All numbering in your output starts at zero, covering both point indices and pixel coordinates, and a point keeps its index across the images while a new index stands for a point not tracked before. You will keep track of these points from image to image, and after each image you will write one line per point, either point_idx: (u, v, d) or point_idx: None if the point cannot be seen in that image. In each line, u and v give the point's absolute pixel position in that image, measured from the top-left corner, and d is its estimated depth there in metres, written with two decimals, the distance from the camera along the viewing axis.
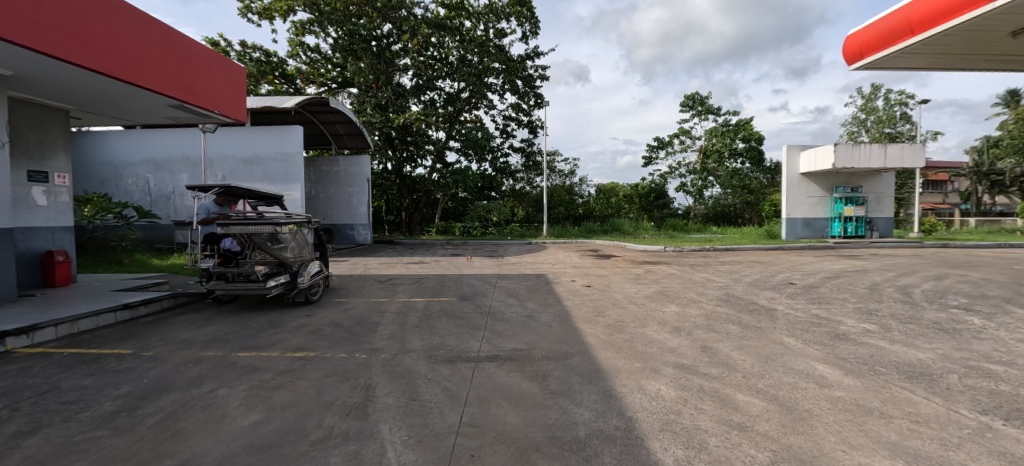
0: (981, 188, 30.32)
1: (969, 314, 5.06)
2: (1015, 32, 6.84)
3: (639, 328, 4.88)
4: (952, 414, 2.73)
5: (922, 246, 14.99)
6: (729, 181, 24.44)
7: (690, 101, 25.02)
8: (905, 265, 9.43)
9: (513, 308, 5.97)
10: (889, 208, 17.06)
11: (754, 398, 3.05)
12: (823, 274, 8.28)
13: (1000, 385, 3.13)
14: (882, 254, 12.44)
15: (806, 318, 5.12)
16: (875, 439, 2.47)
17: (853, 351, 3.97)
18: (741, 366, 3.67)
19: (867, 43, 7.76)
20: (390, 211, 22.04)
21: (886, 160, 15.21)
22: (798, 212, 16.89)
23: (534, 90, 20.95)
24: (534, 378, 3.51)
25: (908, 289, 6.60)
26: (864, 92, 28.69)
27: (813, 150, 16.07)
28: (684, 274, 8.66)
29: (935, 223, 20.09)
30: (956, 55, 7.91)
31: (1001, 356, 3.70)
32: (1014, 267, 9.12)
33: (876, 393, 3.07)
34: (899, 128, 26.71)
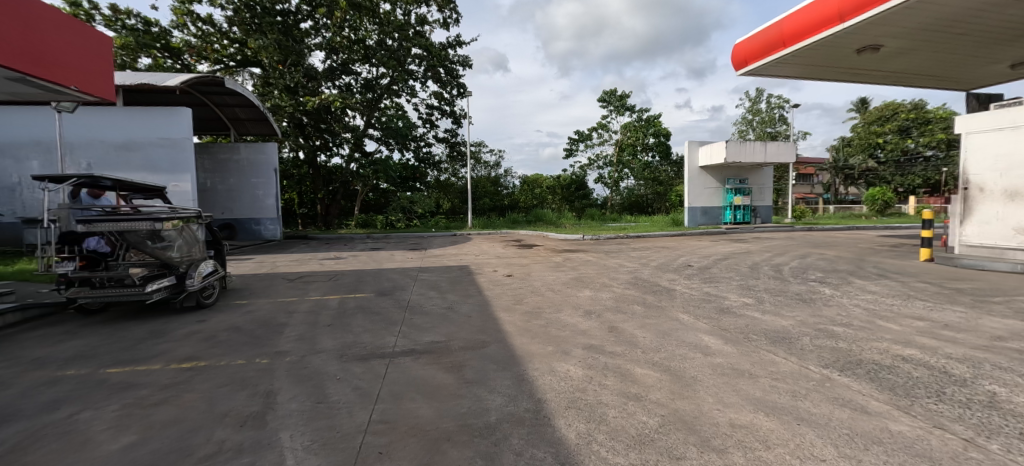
0: (838, 180, 36.54)
1: (822, 286, 6.06)
2: (859, 49, 8.18)
3: (553, 313, 5.12)
4: (802, 370, 3.26)
5: (793, 230, 17.54)
6: (642, 173, 26.50)
7: (608, 96, 26.55)
8: (780, 247, 10.97)
9: (433, 300, 5.91)
10: (769, 198, 19.62)
11: (650, 370, 3.36)
12: (715, 256, 9.34)
13: (838, 343, 3.82)
14: (763, 238, 14.34)
15: (698, 295, 5.76)
16: (744, 396, 2.86)
17: (733, 322, 4.54)
18: (641, 342, 4.02)
19: (751, 52, 8.78)
20: (303, 204, 20.71)
21: (767, 155, 17.49)
22: (698, 202, 18.81)
23: (457, 80, 20.65)
24: (450, 369, 3.51)
25: (779, 267, 7.70)
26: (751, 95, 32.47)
27: (709, 146, 17.97)
28: (598, 261, 9.18)
29: (804, 210, 23.57)
30: (816, 67, 9.26)
31: (842, 319, 4.49)
32: (857, 245, 11.09)
33: (747, 357, 3.56)
34: (778, 128, 30.82)
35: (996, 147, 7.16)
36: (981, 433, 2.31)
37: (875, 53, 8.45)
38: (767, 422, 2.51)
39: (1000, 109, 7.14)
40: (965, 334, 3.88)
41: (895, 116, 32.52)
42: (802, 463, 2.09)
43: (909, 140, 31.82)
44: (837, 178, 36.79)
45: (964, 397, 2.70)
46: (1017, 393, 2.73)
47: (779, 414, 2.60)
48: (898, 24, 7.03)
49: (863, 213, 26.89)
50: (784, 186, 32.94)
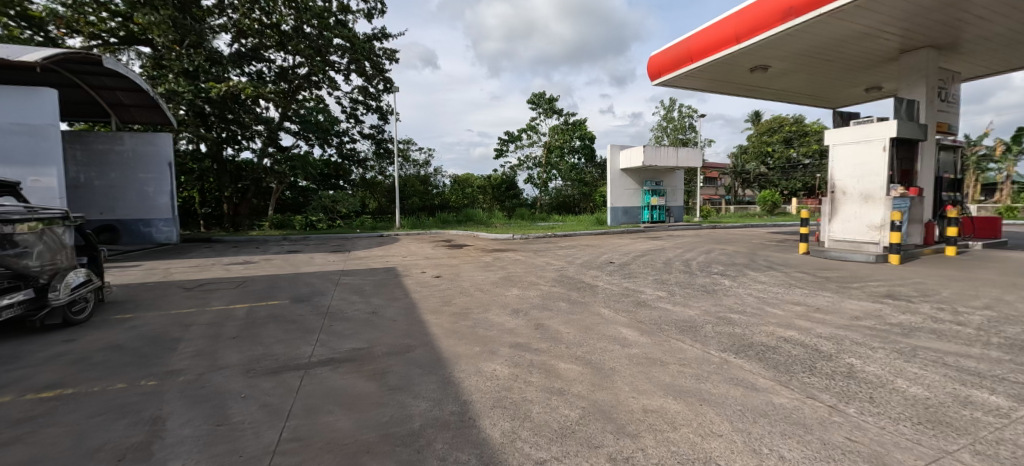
0: (737, 184, 41.25)
1: (722, 278, 6.81)
2: (752, 68, 9.29)
3: (482, 313, 5.14)
4: (704, 355, 3.63)
5: (700, 228, 19.49)
6: (569, 174, 27.71)
7: (537, 98, 27.34)
8: (688, 243, 12.12)
9: (356, 305, 5.62)
10: (681, 199, 21.43)
11: (573, 364, 3.52)
12: (634, 253, 10.06)
13: (734, 328, 4.31)
14: (675, 235, 15.75)
15: (618, 290, 6.15)
16: (655, 382, 3.12)
17: (648, 314, 4.92)
18: (565, 338, 4.20)
19: (664, 65, 9.58)
20: (206, 203, 18.57)
21: (679, 160, 19.20)
22: (619, 202, 20.12)
23: (383, 74, 19.87)
24: (373, 376, 3.37)
25: (687, 262, 8.50)
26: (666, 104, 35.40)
27: (629, 150, 19.31)
28: (527, 260, 9.39)
29: (709, 210, 26.31)
30: (718, 82, 10.35)
31: (737, 307, 5.08)
32: (750, 241, 12.64)
33: (658, 346, 3.88)
34: (688, 136, 33.99)
35: (855, 157, 8.53)
36: (840, 399, 2.75)
37: (765, 72, 9.65)
38: (673, 405, 2.76)
39: (858, 125, 8.51)
40: (830, 315, 4.60)
41: (781, 128, 37.50)
42: (704, 440, 2.33)
43: (791, 149, 36.92)
44: (736, 181, 41.49)
45: (828, 370, 3.20)
46: (867, 363, 3.29)
47: (683, 396, 2.86)
48: (782, 48, 8.12)
49: (756, 212, 30.67)
50: (693, 188, 36.48)
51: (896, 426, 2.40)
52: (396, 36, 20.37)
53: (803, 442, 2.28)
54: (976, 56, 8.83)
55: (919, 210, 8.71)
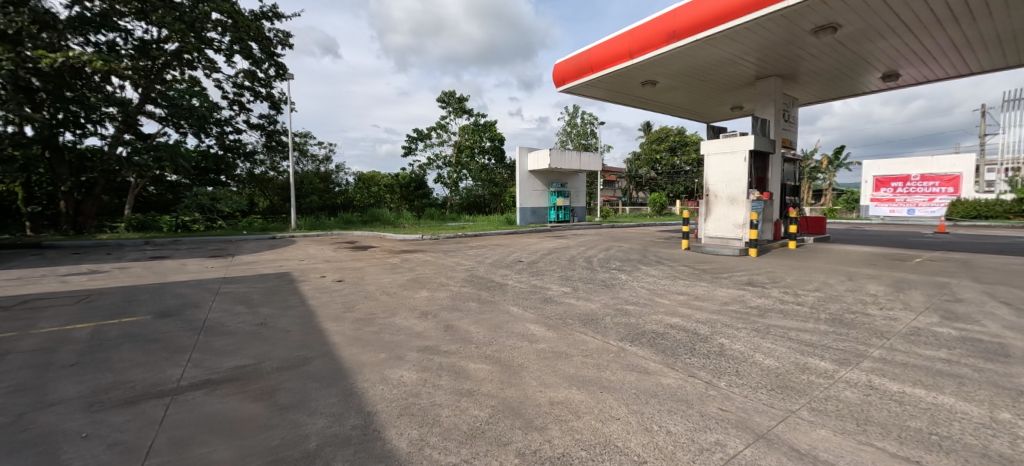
0: (632, 187, 45.64)
1: (619, 272, 7.43)
2: (643, 82, 10.30)
3: (389, 318, 4.86)
4: (603, 345, 3.89)
5: (600, 227, 21.15)
6: (479, 174, 27.91)
7: (447, 97, 27.01)
8: (590, 241, 13.05)
9: (239, 316, 4.90)
10: (583, 200, 23.02)
11: (482, 364, 3.49)
12: (541, 251, 10.48)
13: (628, 319, 4.71)
14: (579, 234, 16.83)
15: (526, 288, 6.33)
16: (560, 375, 3.24)
17: (554, 309, 5.13)
18: (475, 337, 4.16)
19: (567, 73, 10.13)
20: (32, 201, 14.63)
21: (581, 164, 20.57)
22: (528, 202, 20.87)
23: (274, 59, 17.89)
24: (259, 396, 2.94)
25: (589, 259, 9.12)
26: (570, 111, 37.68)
27: (536, 152, 20.15)
28: (437, 261, 9.19)
29: (608, 210, 28.69)
30: (615, 92, 11.29)
31: (631, 299, 5.57)
32: (641, 239, 14.07)
33: (563, 340, 4.06)
34: (590, 141, 36.61)
35: (724, 166, 9.98)
36: (714, 375, 3.15)
37: (654, 87, 10.76)
38: (577, 394, 2.89)
39: (726, 138, 9.95)
40: (705, 302, 5.30)
41: (666, 138, 42.40)
42: (604, 425, 2.47)
43: (675, 158, 42.00)
44: (631, 185, 45.82)
45: (704, 350, 3.66)
46: (733, 342, 3.84)
47: (585, 386, 3.02)
48: (667, 66, 9.16)
49: (648, 213, 34.29)
50: (594, 190, 39.44)
51: (755, 393, 2.83)
52: (290, 18, 18.47)
53: (686, 416, 2.55)
54: (806, 87, 10.97)
55: (768, 211, 10.55)
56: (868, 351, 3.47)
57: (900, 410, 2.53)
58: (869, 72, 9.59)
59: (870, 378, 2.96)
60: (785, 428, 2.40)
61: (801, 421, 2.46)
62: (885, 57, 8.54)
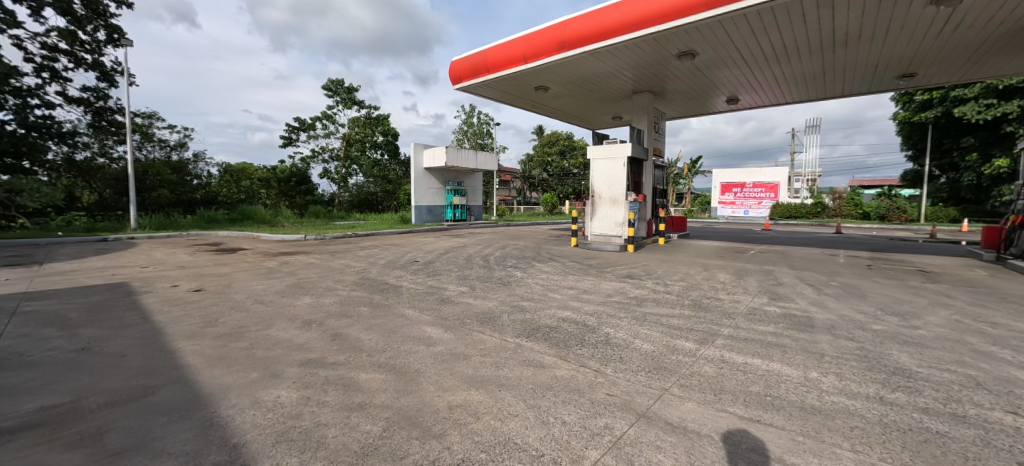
0: (525, 187, 47.95)
1: (515, 270, 7.62)
2: (537, 87, 10.74)
3: (261, 331, 4.16)
4: (502, 343, 3.89)
5: (496, 225, 21.63)
6: (371, 170, 26.34)
7: (333, 85, 24.89)
8: (487, 240, 13.20)
9: (39, 342, 3.69)
10: (479, 199, 23.23)
11: (376, 373, 3.19)
12: (438, 251, 10.23)
13: (525, 315, 4.81)
14: (476, 232, 16.93)
15: (423, 289, 6.07)
16: (459, 377, 3.13)
17: (452, 310, 5.00)
18: (366, 345, 3.80)
19: (463, 71, 9.99)
20: None
21: (478, 163, 20.79)
22: (423, 200, 20.34)
23: (106, 20, 14.51)
24: (68, 444, 2.20)
25: (486, 257, 9.19)
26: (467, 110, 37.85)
27: (432, 149, 19.72)
28: (322, 263, 8.28)
29: (503, 210, 29.61)
30: (510, 95, 11.54)
31: (527, 295, 5.74)
32: (535, 237, 14.74)
33: (462, 340, 3.95)
34: (486, 141, 37.20)
35: (606, 171, 10.96)
36: (601, 363, 3.37)
37: (546, 92, 11.30)
38: (478, 396, 2.80)
39: (609, 144, 10.93)
40: (592, 295, 5.72)
41: (556, 142, 45.44)
42: (503, 423, 2.44)
43: (564, 161, 45.19)
44: (526, 185, 48.13)
45: (592, 340, 3.91)
46: (617, 330, 4.20)
47: (486, 386, 2.96)
48: (558, 74, 9.69)
49: (541, 212, 36.17)
50: (490, 189, 40.22)
51: (636, 376, 3.10)
52: None
53: (579, 405, 2.67)
54: (670, 104, 12.69)
55: (641, 212, 11.93)
56: (720, 330, 4.11)
57: (744, 378, 3.02)
58: (716, 96, 11.51)
59: (722, 354, 3.49)
60: (661, 404, 2.67)
61: (673, 396, 2.76)
62: (728, 83, 10.34)
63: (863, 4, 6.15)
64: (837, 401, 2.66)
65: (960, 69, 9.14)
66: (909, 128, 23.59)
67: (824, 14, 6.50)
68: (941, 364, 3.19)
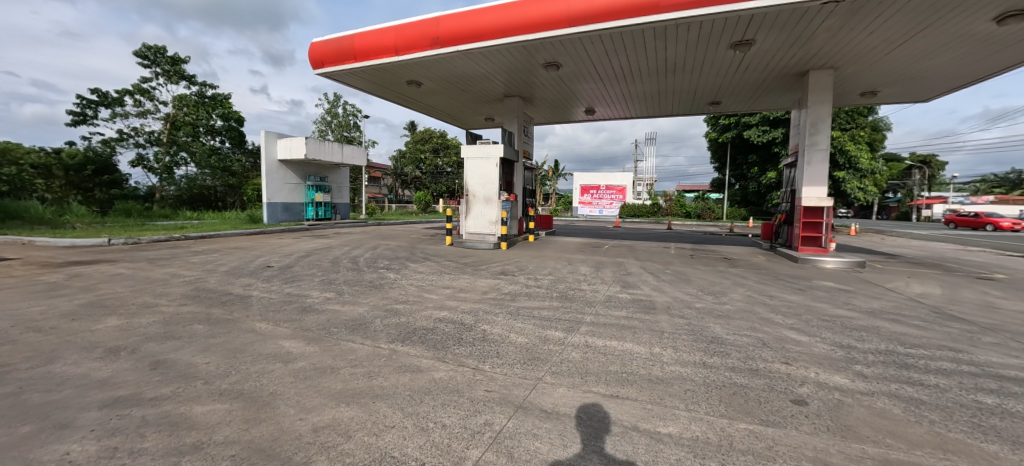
0: (398, 185, 46.31)
1: (388, 271, 7.19)
2: (410, 81, 10.30)
3: (31, 369, 3.03)
4: (375, 350, 3.61)
5: (366, 225, 20.20)
6: (206, 160, 21.74)
7: (149, 51, 20.06)
8: (356, 240, 12.19)
9: None
10: (347, 196, 21.45)
11: (216, 404, 2.61)
12: (298, 253, 9.00)
13: (400, 318, 4.56)
14: (343, 232, 15.49)
15: (279, 298, 5.25)
16: (326, 394, 2.77)
17: (315, 319, 4.44)
18: (202, 371, 3.10)
19: (325, 54, 8.96)
20: None
21: (342, 157, 19.25)
22: (277, 197, 17.71)
23: None
24: None
25: (355, 259, 8.45)
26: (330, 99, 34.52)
27: (288, 139, 17.37)
28: (133, 273, 6.49)
29: (373, 208, 27.96)
30: (380, 86, 10.81)
31: (402, 297, 5.48)
32: (409, 236, 14.19)
33: (329, 353, 3.53)
34: (353, 134, 34.30)
35: (480, 170, 11.20)
36: (479, 361, 3.40)
37: (420, 87, 10.94)
38: (350, 412, 2.53)
39: (481, 145, 11.18)
40: (468, 293, 5.74)
41: (430, 140, 44.89)
42: (378, 438, 2.25)
43: (438, 159, 44.87)
44: (398, 182, 46.53)
45: (470, 338, 3.92)
46: (493, 327, 4.29)
47: (360, 399, 2.69)
48: (433, 70, 9.48)
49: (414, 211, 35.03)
50: (358, 185, 37.40)
51: (513, 369, 3.21)
52: None
53: (458, 405, 2.63)
54: (538, 110, 13.62)
55: (513, 210, 12.55)
56: (584, 318, 4.56)
57: (605, 360, 3.40)
58: (577, 106, 12.79)
59: (586, 339, 3.87)
60: (535, 394, 2.82)
61: (546, 384, 2.94)
62: (586, 95, 11.57)
63: (684, 40, 7.54)
64: (674, 370, 3.19)
65: (745, 101, 11.97)
66: (716, 145, 30.05)
67: (658, 44, 7.77)
68: (741, 331, 4.12)
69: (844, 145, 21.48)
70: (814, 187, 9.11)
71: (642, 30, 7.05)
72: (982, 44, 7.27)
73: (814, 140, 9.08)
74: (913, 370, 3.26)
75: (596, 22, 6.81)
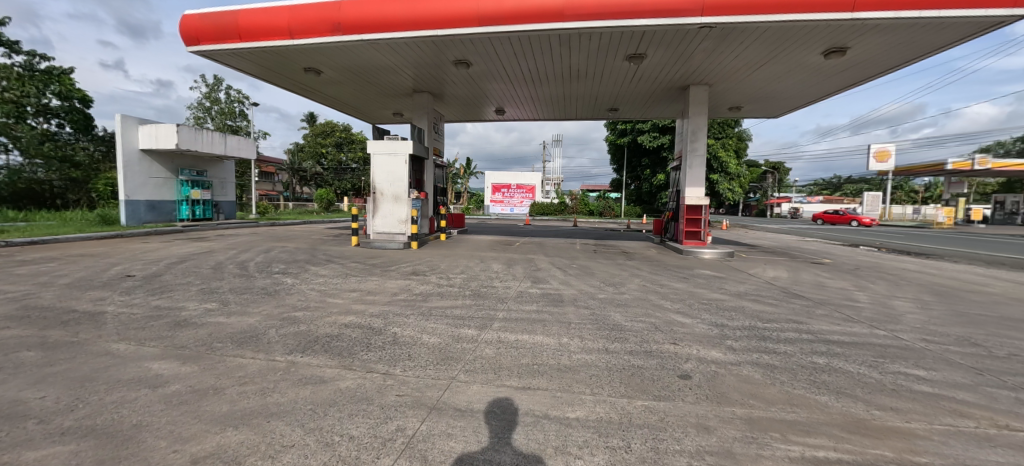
0: (295, 181, 42.41)
1: (284, 276, 6.49)
2: (308, 67, 9.42)
3: None
4: (269, 364, 3.21)
5: (257, 225, 18.03)
6: (37, 147, 17.51)
7: None
8: (245, 243, 10.78)
9: None
10: (232, 193, 18.96)
11: (49, 447, 2.06)
12: (169, 260, 7.64)
13: (300, 327, 4.14)
14: (228, 234, 13.60)
15: (142, 313, 4.40)
16: (207, 417, 2.37)
17: (193, 335, 3.81)
18: (28, 409, 2.43)
19: (202, 30, 7.77)
20: None
21: (226, 148, 16.96)
22: (140, 194, 14.87)
23: None
24: None
25: (244, 264, 7.46)
26: (208, 81, 30.10)
27: (153, 126, 14.73)
28: None
29: (266, 207, 25.09)
30: (273, 71, 9.71)
31: (301, 304, 4.97)
32: (310, 237, 12.98)
33: (210, 371, 3.05)
34: (239, 123, 30.32)
35: (389, 167, 10.70)
36: (390, 365, 3.24)
37: (320, 76, 10.08)
38: (239, 435, 2.20)
39: (390, 140, 10.69)
40: (377, 296, 5.44)
41: (332, 133, 41.96)
42: (275, 460, 1.99)
43: (341, 154, 42.24)
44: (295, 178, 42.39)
45: (379, 343, 3.71)
46: (404, 329, 4.12)
47: (251, 420, 2.36)
48: (334, 58, 8.80)
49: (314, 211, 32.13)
50: (246, 180, 33.15)
51: (426, 371, 3.12)
52: None
53: (367, 414, 2.47)
54: (449, 107, 13.48)
55: (425, 209, 12.26)
56: (497, 314, 4.62)
57: (517, 353, 3.48)
58: (487, 105, 12.93)
59: (499, 335, 3.93)
60: (450, 393, 2.77)
61: (460, 383, 2.91)
62: (497, 95, 11.76)
63: (587, 49, 8.06)
64: (582, 358, 3.39)
65: (638, 109, 13.22)
66: (615, 148, 32.85)
67: (564, 51, 8.20)
68: (638, 318, 4.54)
69: (717, 153, 25.01)
70: (695, 188, 10.43)
71: (549, 35, 7.37)
72: (811, 74, 9.01)
73: (694, 147, 10.40)
74: (770, 341, 3.91)
75: (507, 23, 6.94)
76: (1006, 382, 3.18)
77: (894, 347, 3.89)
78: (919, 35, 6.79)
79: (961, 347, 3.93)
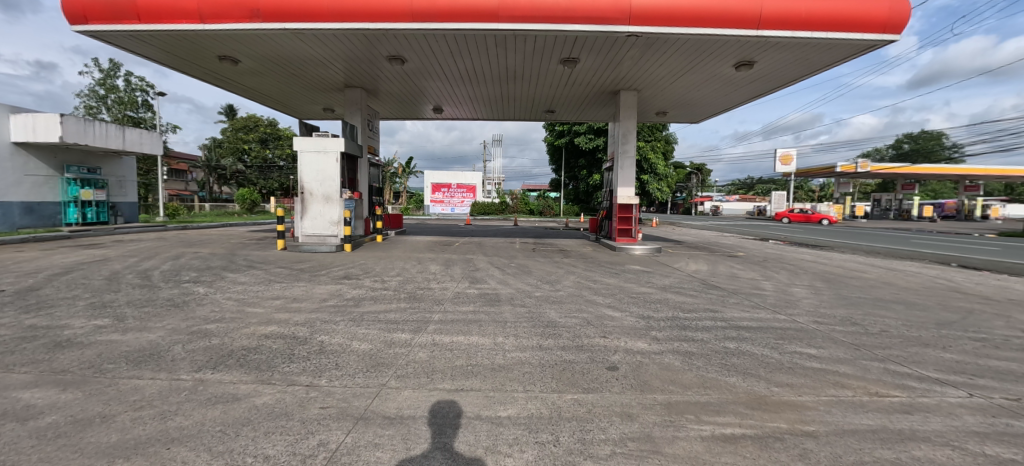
0: (212, 179, 38.66)
1: (196, 285, 5.90)
2: (223, 56, 8.64)
3: None
4: (173, 384, 2.91)
5: (166, 229, 16.20)
6: None
7: None
8: (148, 249, 9.62)
9: None
10: (133, 193, 16.93)
11: None
12: (49, 271, 6.60)
13: (211, 341, 3.79)
14: (127, 240, 12.05)
15: (11, 334, 3.76)
16: (93, 448, 2.09)
17: (77, 357, 3.33)
18: None
19: (91, 7, 6.81)
20: None
21: (125, 143, 15.03)
22: (10, 195, 12.73)
23: None
24: None
25: (147, 273, 6.66)
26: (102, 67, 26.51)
27: (28, 115, 12.66)
28: None
29: (176, 208, 22.57)
30: (181, 58, 8.78)
31: (214, 316, 4.54)
32: (228, 242, 11.88)
33: (98, 397, 2.69)
34: (142, 115, 27.06)
35: (318, 165, 10.11)
36: (314, 376, 3.07)
37: (237, 66, 9.28)
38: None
39: (319, 137, 10.09)
40: (304, 303, 5.13)
41: (256, 128, 38.91)
42: None
43: (267, 150, 39.21)
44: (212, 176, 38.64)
45: (304, 353, 3.51)
46: (332, 337, 3.93)
47: (149, 447, 2.12)
48: (254, 48, 8.16)
49: (236, 212, 29.55)
50: (151, 179, 29.62)
51: (354, 380, 3.00)
52: None
53: (286, 431, 2.32)
54: (383, 104, 13.06)
55: (359, 209, 11.73)
56: (433, 316, 4.56)
57: (451, 356, 3.46)
58: (424, 103, 12.70)
59: (433, 338, 3.88)
60: (379, 401, 2.69)
61: (390, 390, 2.83)
62: (434, 93, 11.58)
63: (522, 51, 8.20)
64: (515, 356, 3.44)
65: (573, 112, 13.70)
66: (553, 149, 33.76)
67: (500, 52, 8.28)
68: (571, 314, 4.71)
69: (647, 155, 26.63)
70: (627, 187, 11.04)
71: (485, 35, 7.40)
72: (724, 84, 9.89)
73: (625, 149, 10.98)
74: (689, 330, 4.24)
75: (442, 20, 6.85)
76: (877, 355, 3.71)
77: (792, 329, 4.39)
78: (810, 53, 7.71)
79: (844, 326, 4.54)
